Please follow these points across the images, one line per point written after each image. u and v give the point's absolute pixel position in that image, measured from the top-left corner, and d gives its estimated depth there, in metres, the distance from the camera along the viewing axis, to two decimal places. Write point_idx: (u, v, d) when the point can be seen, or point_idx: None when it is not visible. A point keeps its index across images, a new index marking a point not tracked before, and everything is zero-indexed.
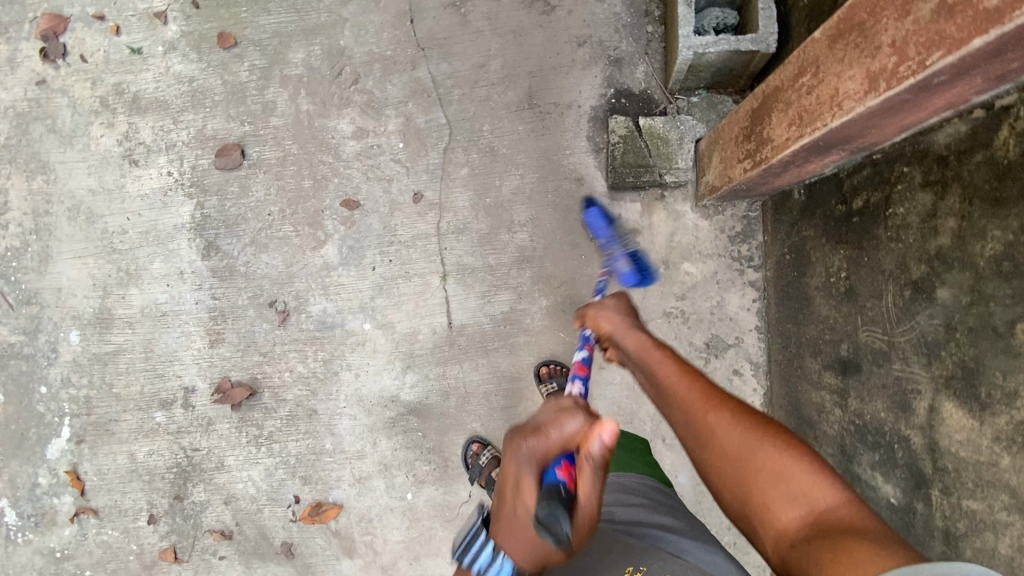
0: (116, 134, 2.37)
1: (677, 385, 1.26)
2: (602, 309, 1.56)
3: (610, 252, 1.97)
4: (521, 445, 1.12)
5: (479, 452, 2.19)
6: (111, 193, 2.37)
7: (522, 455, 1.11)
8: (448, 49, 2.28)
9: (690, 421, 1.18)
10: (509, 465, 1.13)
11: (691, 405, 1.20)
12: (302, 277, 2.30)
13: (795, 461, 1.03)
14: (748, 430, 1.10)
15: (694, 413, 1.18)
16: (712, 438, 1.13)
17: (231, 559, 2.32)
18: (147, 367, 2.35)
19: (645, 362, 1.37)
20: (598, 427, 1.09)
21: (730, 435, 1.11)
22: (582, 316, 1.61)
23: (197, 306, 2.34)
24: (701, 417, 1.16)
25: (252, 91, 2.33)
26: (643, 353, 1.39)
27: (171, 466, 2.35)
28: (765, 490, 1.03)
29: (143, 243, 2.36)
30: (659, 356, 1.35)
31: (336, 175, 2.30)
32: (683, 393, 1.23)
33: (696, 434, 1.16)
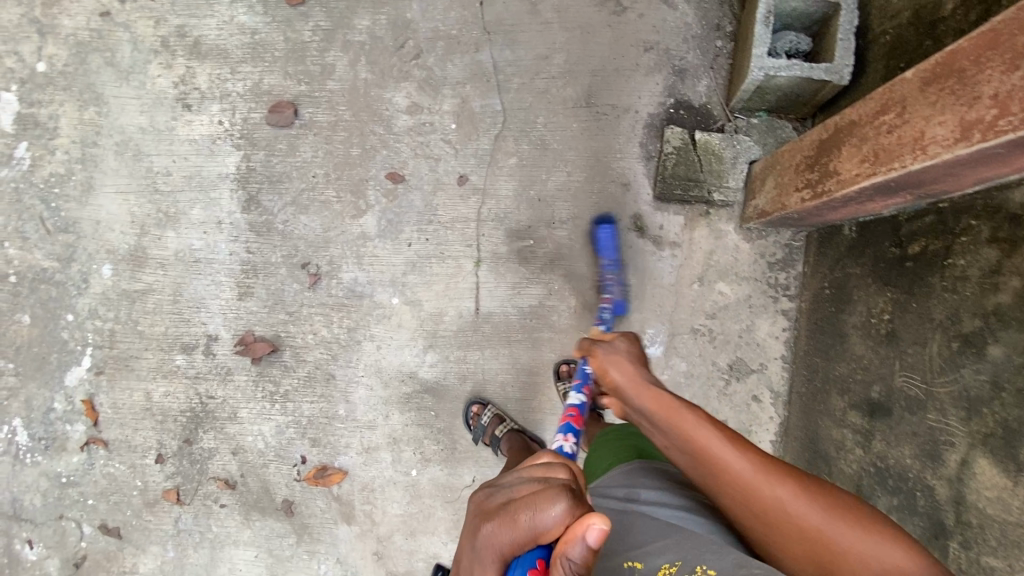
0: (173, 76, 2.38)
1: (723, 453, 1.10)
2: (611, 354, 1.46)
3: (610, 275, 2.16)
4: (479, 529, 0.81)
5: (480, 412, 2.22)
6: (160, 133, 2.38)
7: (480, 549, 0.80)
8: (514, 36, 2.26)
9: (750, 500, 1.05)
10: (465, 552, 0.82)
11: (745, 483, 1.06)
12: (339, 243, 2.32)
13: (877, 541, 0.96)
14: (821, 506, 1.01)
15: (753, 490, 1.05)
16: (784, 519, 1.01)
17: (231, 509, 2.36)
18: (174, 310, 2.38)
19: (673, 426, 1.19)
20: (585, 523, 0.76)
21: (806, 517, 1.00)
22: (589, 351, 1.52)
23: (231, 257, 2.35)
24: (765, 497, 1.04)
25: (313, 51, 2.32)
26: (668, 413, 1.21)
27: (184, 410, 2.38)
28: (855, 574, 0.95)
29: (186, 187, 2.37)
30: (690, 419, 1.18)
31: (385, 147, 2.30)
32: (732, 466, 1.08)
33: (762, 516, 1.04)
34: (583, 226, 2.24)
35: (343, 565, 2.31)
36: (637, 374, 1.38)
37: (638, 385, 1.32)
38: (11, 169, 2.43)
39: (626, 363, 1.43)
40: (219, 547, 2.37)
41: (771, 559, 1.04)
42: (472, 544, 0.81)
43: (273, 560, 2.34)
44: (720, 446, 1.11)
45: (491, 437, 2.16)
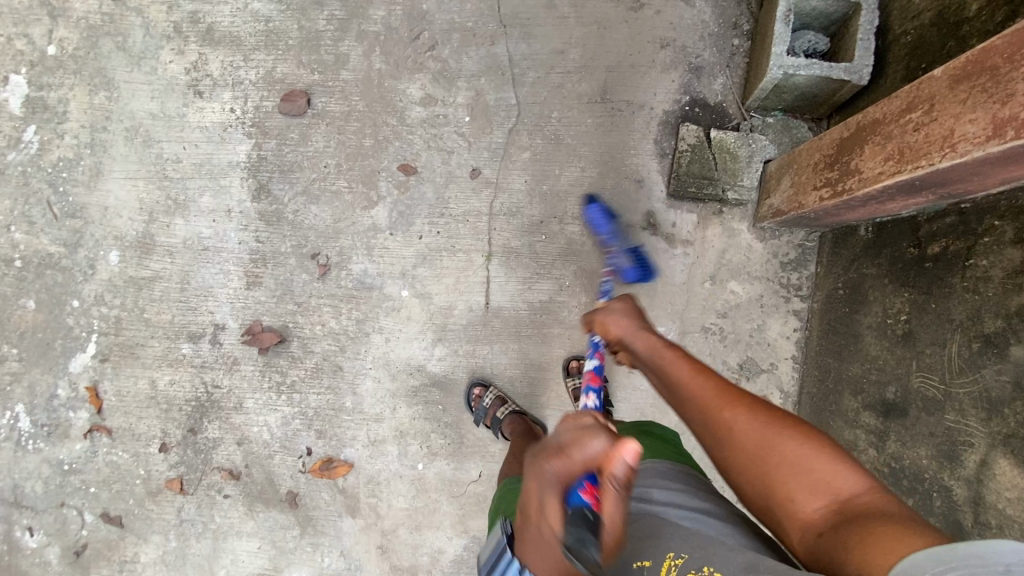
0: (185, 62, 2.36)
1: (688, 380, 1.24)
2: (609, 313, 1.52)
3: (611, 249, 2.11)
4: (543, 468, 0.98)
5: (482, 394, 2.22)
6: (171, 120, 2.36)
7: (543, 480, 0.97)
8: (530, 29, 2.25)
9: (707, 420, 1.16)
10: (530, 487, 1.00)
11: (705, 403, 1.18)
12: (349, 234, 2.30)
13: (817, 452, 1.03)
14: (772, 425, 1.08)
15: (713, 409, 1.17)
16: (735, 437, 1.11)
17: (235, 499, 2.34)
18: (181, 298, 2.36)
19: (659, 362, 1.34)
20: (623, 447, 0.95)
21: (750, 430, 1.09)
22: (587, 321, 1.59)
23: (240, 246, 2.33)
24: (719, 418, 1.14)
25: (327, 41, 2.31)
26: (657, 351, 1.36)
27: (189, 398, 2.36)
28: (790, 479, 1.02)
29: (195, 174, 2.35)
30: (673, 356, 1.32)
31: (397, 138, 2.29)
32: (696, 389, 1.22)
33: (715, 430, 1.14)
34: None
35: (347, 558, 2.30)
36: (634, 326, 1.47)
37: (632, 331, 1.45)
38: (19, 153, 2.41)
39: (622, 316, 1.50)
40: (222, 538, 2.35)
41: (724, 474, 1.14)
42: (536, 478, 0.98)
43: (277, 552, 2.33)
44: (689, 375, 1.25)
45: (492, 419, 2.16)
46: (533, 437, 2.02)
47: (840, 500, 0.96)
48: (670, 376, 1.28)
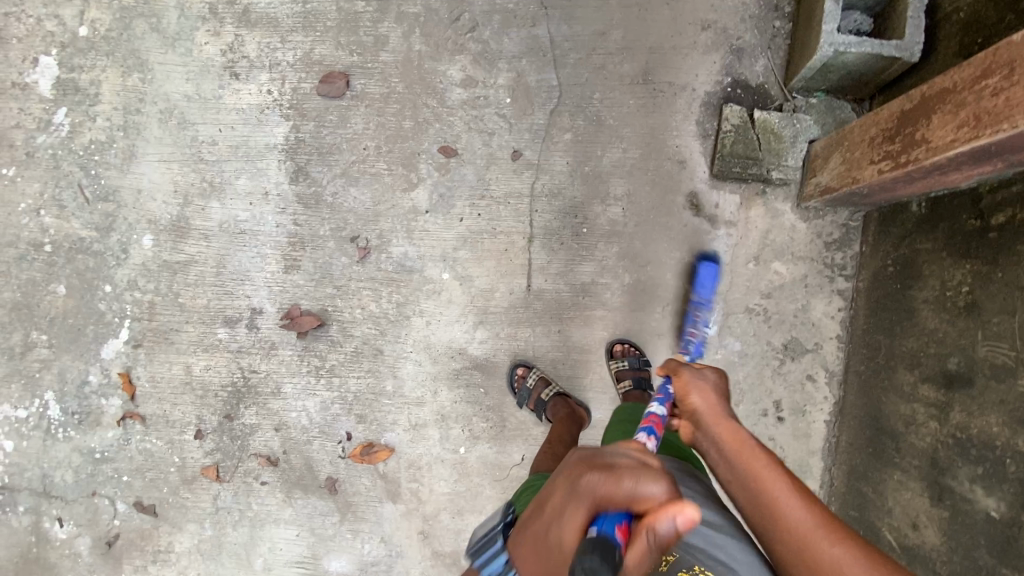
0: (221, 44, 2.34)
1: (786, 503, 1.22)
2: (697, 379, 1.54)
3: (699, 312, 2.12)
4: (584, 474, 1.03)
5: (525, 375, 2.21)
6: (206, 102, 2.34)
7: (582, 486, 1.01)
8: (572, 12, 2.25)
9: (806, 552, 1.16)
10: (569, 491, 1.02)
11: (808, 535, 1.17)
12: (388, 217, 2.29)
13: None
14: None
15: (811, 543, 1.16)
16: None
17: (273, 486, 2.31)
18: (216, 283, 2.33)
19: (741, 461, 1.32)
20: (678, 507, 0.91)
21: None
22: (674, 372, 1.58)
23: (278, 229, 2.31)
24: (823, 555, 1.14)
25: (366, 22, 2.30)
26: (739, 450, 1.35)
27: (225, 384, 2.33)
28: None
29: (232, 157, 2.32)
30: (759, 461, 1.31)
31: (437, 120, 2.28)
32: (791, 512, 1.21)
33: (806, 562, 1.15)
34: (638, 204, 2.22)
35: (388, 543, 2.29)
36: (716, 407, 1.47)
37: (717, 417, 1.44)
38: (49, 136, 2.38)
39: (710, 393, 1.51)
40: (259, 525, 2.32)
41: None
42: (573, 486, 1.03)
43: (316, 539, 2.31)
44: (785, 494, 1.24)
45: (536, 401, 2.14)
46: (578, 423, 2.09)
47: None
48: (754, 481, 1.28)
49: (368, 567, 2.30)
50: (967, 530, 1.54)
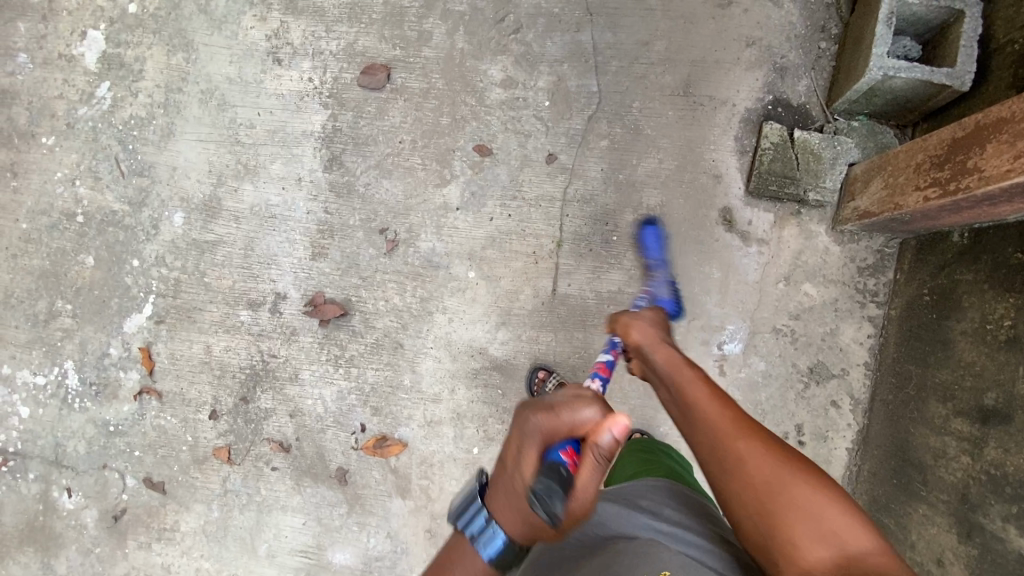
0: (267, 29, 2.36)
1: (706, 406, 1.35)
2: (636, 313, 1.73)
3: (656, 275, 2.02)
4: (529, 418, 1.14)
5: (545, 379, 2.19)
6: (247, 85, 2.36)
7: (529, 427, 1.13)
8: (616, 20, 2.26)
9: (717, 446, 1.26)
10: (517, 432, 1.14)
11: (720, 430, 1.28)
12: (419, 212, 2.29)
13: (821, 498, 1.11)
14: (784, 466, 1.18)
15: (722, 437, 1.26)
16: (744, 464, 1.20)
17: (283, 472, 2.30)
18: (242, 265, 2.33)
19: (673, 377, 1.48)
20: (611, 419, 1.10)
21: (761, 465, 1.19)
22: (615, 320, 1.73)
23: (308, 216, 2.32)
24: (731, 445, 1.24)
25: (411, 17, 2.32)
26: (677, 368, 1.50)
27: (243, 366, 2.33)
28: (793, 515, 1.10)
29: (268, 141, 2.34)
30: (690, 375, 1.46)
31: (475, 118, 2.29)
32: (712, 413, 1.32)
33: (717, 454, 1.25)
34: (670, 215, 2.21)
35: (394, 539, 2.27)
36: (658, 340, 1.66)
37: (656, 346, 1.63)
38: (91, 108, 2.41)
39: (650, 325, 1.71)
40: (266, 511, 2.31)
41: (723, 498, 1.22)
42: (521, 430, 1.14)
43: (322, 530, 2.30)
44: (706, 399, 1.37)
45: None
46: None
47: (846, 553, 1.03)
48: (687, 392, 1.41)
49: (373, 563, 2.28)
50: (998, 570, 1.50)
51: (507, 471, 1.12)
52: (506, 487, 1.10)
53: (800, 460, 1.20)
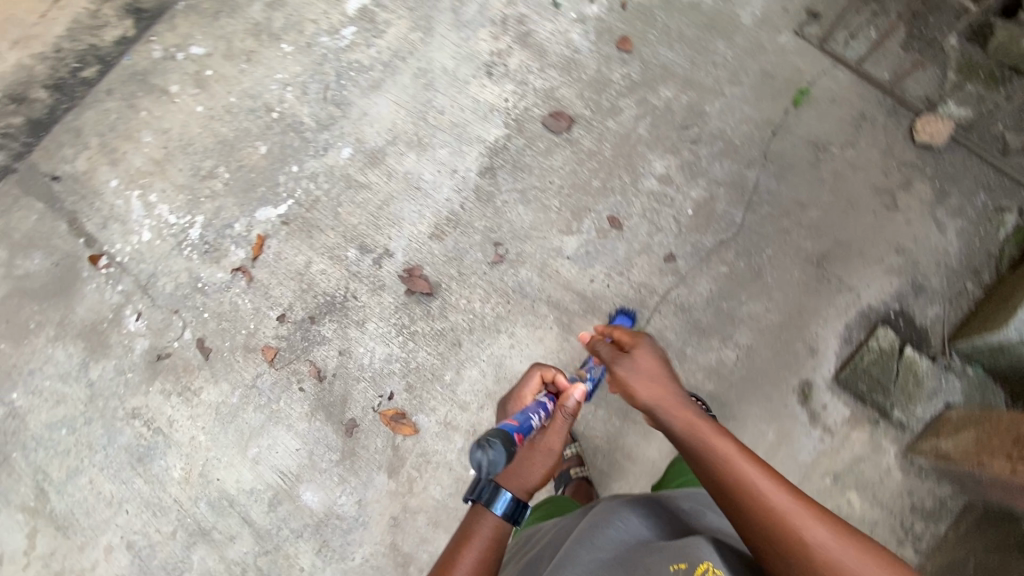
0: (494, 47, 2.72)
1: (754, 486, 1.20)
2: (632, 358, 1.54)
3: None
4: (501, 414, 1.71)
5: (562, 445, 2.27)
6: (456, 80, 2.70)
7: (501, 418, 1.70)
8: (786, 174, 2.41)
9: (773, 536, 1.14)
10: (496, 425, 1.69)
11: (774, 513, 1.16)
12: (535, 244, 2.47)
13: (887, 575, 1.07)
14: (842, 543, 1.12)
15: (778, 521, 1.15)
16: (808, 554, 1.11)
17: (305, 396, 2.46)
18: (372, 213, 2.60)
19: (706, 450, 1.29)
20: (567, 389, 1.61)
21: (827, 551, 1.11)
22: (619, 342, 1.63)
23: (445, 202, 2.56)
24: (790, 531, 1.13)
25: (612, 91, 2.59)
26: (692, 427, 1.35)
27: (326, 292, 2.55)
28: None
29: (448, 129, 2.65)
30: (721, 443, 1.29)
31: (621, 194, 2.47)
32: (757, 492, 1.19)
33: (772, 543, 1.14)
34: (753, 361, 2.24)
35: (361, 508, 2.35)
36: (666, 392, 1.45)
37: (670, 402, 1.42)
38: (331, 40, 2.84)
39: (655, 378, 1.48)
40: (274, 421, 2.46)
41: None
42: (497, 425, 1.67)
43: (307, 463, 2.41)
44: (751, 475, 1.22)
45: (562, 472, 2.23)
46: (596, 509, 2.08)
47: None
48: (714, 459, 1.27)
49: (332, 517, 2.35)
50: None
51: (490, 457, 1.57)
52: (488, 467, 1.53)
53: (849, 529, 1.15)
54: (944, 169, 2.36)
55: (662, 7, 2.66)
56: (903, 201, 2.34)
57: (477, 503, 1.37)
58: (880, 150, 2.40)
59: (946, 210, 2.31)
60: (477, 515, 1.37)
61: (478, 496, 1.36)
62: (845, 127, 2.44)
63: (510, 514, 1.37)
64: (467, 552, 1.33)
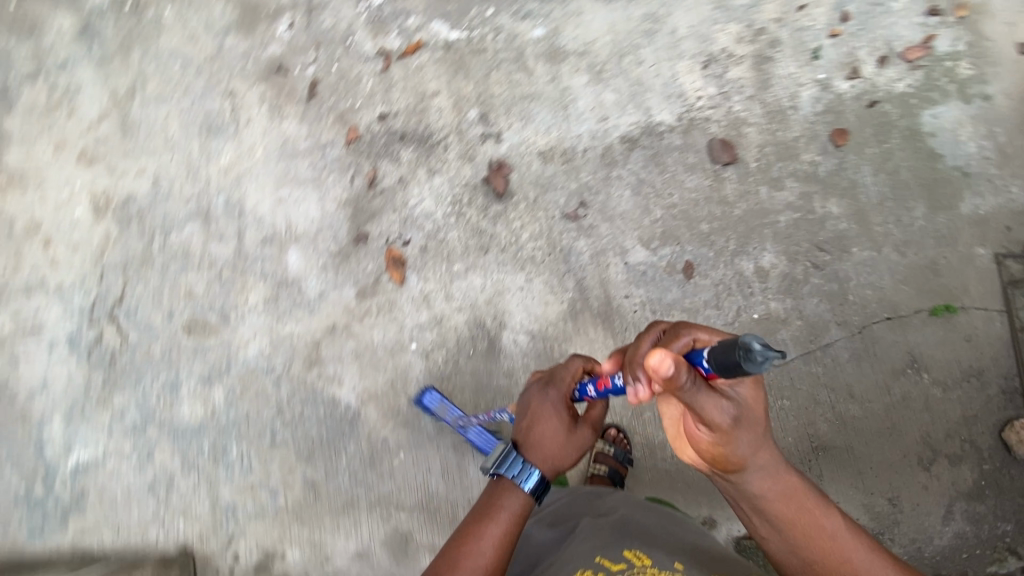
0: (731, 48, 2.55)
1: (804, 516, 1.38)
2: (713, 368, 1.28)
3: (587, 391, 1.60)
4: (547, 394, 1.60)
5: None
6: (675, 47, 2.56)
7: (546, 393, 1.61)
8: (863, 360, 2.24)
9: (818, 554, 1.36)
10: (539, 400, 1.60)
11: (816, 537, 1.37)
12: (611, 229, 2.43)
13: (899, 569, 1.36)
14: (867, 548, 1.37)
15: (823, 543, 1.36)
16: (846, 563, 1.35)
17: (350, 188, 2.61)
18: (514, 95, 2.59)
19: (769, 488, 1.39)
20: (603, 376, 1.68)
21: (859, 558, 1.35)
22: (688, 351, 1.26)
23: (575, 136, 2.52)
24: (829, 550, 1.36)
25: (790, 166, 2.41)
26: (779, 489, 1.39)
27: (429, 125, 2.61)
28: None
29: (631, 81, 2.54)
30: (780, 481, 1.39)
31: (714, 251, 2.36)
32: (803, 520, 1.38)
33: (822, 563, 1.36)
34: (686, 468, 2.25)
35: (319, 299, 2.54)
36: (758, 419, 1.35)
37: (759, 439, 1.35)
38: None
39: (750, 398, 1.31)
40: (315, 186, 2.63)
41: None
42: (544, 401, 1.60)
43: (311, 235, 2.59)
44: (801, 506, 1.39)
45: None
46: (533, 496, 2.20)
47: None
48: (774, 504, 1.39)
49: (295, 287, 2.56)
50: None
51: (534, 429, 1.57)
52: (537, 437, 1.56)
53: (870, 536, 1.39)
54: (1002, 476, 2.16)
55: (901, 135, 2.43)
56: (939, 468, 2.16)
57: (507, 477, 1.51)
58: (961, 413, 2.20)
59: (965, 508, 2.13)
60: (507, 491, 1.50)
61: (507, 471, 1.51)
62: (953, 369, 2.23)
63: (540, 495, 1.52)
64: (494, 524, 1.48)
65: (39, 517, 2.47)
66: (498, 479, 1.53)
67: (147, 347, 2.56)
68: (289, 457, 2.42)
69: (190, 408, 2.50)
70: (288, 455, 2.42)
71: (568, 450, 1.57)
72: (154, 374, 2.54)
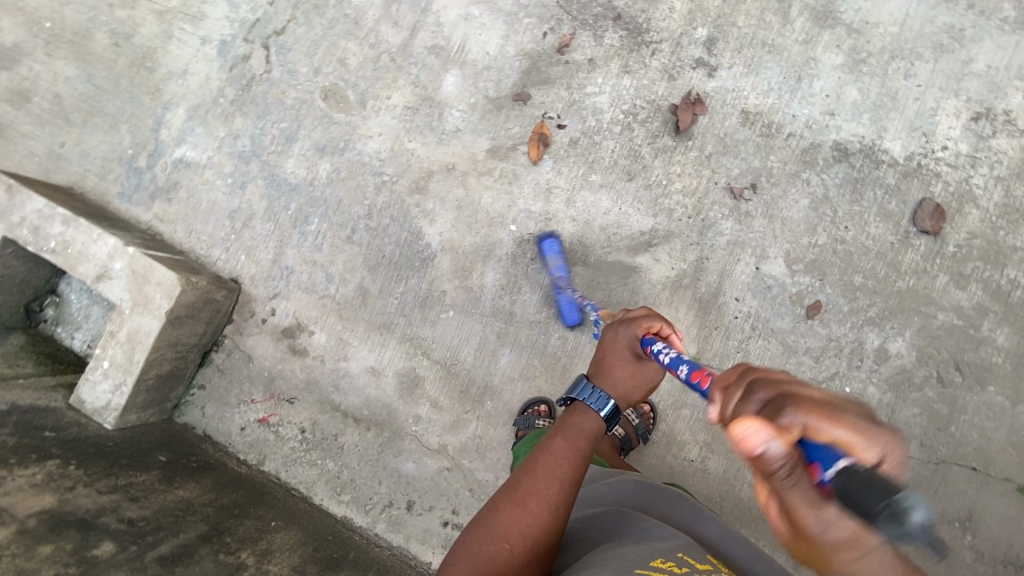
0: (1015, 114, 2.13)
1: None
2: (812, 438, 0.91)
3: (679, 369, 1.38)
4: (618, 329, 1.54)
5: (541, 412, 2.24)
6: (956, 79, 2.15)
7: (618, 331, 1.54)
8: (921, 489, 2.10)
9: None
10: (609, 335, 1.55)
11: None
12: (763, 228, 2.21)
13: None
14: None
15: None
16: None
17: (538, 42, 2.40)
18: (754, 36, 2.25)
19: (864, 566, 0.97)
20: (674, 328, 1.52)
21: None
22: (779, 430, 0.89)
23: (789, 114, 2.22)
24: None
25: (986, 272, 2.11)
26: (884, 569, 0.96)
27: (650, 20, 2.33)
28: None
29: (885, 90, 2.18)
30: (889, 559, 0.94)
31: (849, 307, 2.15)
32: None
33: None
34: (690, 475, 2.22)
35: (452, 133, 2.45)
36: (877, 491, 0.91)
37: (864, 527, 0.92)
38: None
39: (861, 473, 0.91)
40: (507, 21, 2.43)
41: None
42: (609, 339, 1.54)
43: (477, 69, 2.44)
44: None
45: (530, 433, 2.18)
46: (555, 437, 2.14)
47: None
48: None
49: (437, 110, 2.46)
50: None
51: (603, 363, 1.52)
52: (604, 369, 1.51)
53: None
54: None
55: None
56: None
57: (579, 401, 1.48)
58: None
59: None
60: (579, 415, 1.46)
61: (576, 395, 1.48)
62: (1002, 548, 2.07)
63: (613, 419, 1.47)
64: (563, 441, 1.44)
65: (135, 185, 2.66)
66: (569, 403, 1.51)
67: (283, 90, 2.56)
68: (355, 257, 2.48)
69: (294, 165, 2.54)
70: (356, 255, 2.48)
71: (634, 386, 1.50)
72: (278, 117, 2.56)
